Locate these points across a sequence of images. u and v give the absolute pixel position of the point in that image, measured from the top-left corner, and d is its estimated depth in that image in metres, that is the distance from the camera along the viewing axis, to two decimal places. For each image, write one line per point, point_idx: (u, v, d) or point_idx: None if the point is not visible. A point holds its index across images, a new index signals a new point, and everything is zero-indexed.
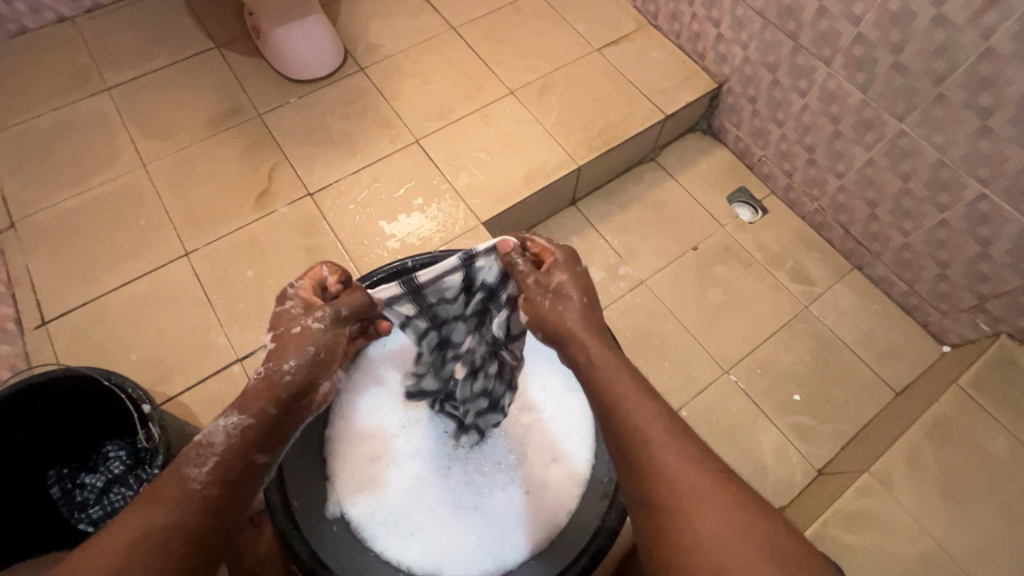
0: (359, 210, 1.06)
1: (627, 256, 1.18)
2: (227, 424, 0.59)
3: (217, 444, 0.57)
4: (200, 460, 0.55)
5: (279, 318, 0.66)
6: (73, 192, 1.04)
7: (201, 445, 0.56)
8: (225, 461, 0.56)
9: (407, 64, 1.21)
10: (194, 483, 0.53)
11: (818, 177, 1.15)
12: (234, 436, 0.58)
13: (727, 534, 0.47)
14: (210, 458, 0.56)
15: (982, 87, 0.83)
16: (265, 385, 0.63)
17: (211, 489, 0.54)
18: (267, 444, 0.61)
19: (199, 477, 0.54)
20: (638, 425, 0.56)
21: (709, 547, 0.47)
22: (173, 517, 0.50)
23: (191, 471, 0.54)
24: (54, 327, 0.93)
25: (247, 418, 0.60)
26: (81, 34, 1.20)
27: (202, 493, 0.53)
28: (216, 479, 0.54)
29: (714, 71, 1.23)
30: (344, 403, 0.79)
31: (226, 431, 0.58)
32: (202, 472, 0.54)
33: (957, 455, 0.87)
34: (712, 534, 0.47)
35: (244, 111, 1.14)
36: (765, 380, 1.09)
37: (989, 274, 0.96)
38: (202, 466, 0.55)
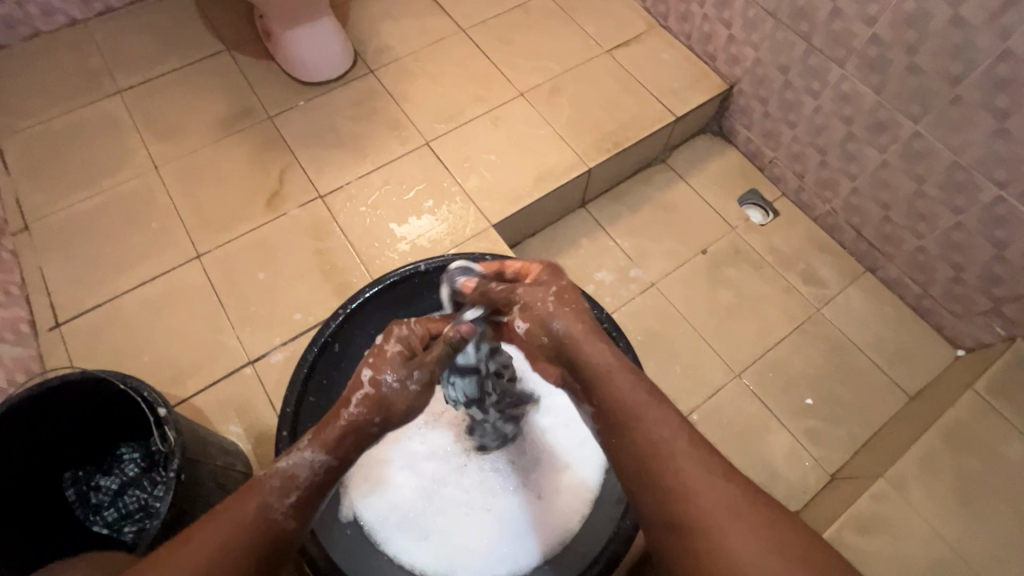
0: (370, 212, 1.06)
1: (637, 258, 1.18)
2: (313, 458, 0.55)
3: (303, 478, 0.54)
4: (286, 493, 0.53)
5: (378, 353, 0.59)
6: (86, 194, 1.05)
7: (286, 477, 0.54)
8: (307, 498, 0.54)
9: (417, 65, 1.21)
10: (276, 514, 0.52)
11: (831, 179, 1.14)
12: (318, 473, 0.55)
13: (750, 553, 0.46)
14: (294, 491, 0.54)
15: (999, 88, 0.82)
16: (349, 428, 0.57)
17: (289, 521, 0.53)
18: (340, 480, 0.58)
19: (282, 508, 0.53)
20: (654, 439, 0.53)
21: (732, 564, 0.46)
22: (247, 546, 0.50)
23: (275, 502, 0.53)
24: (68, 329, 0.94)
25: (332, 457, 0.56)
26: (93, 37, 1.20)
27: (280, 526, 0.52)
28: (295, 513, 0.53)
29: (725, 73, 1.22)
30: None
31: (311, 466, 0.55)
32: (286, 503, 0.53)
33: (973, 459, 0.86)
34: (735, 549, 0.47)
35: (255, 113, 1.14)
36: (777, 383, 1.08)
37: (1005, 277, 0.95)
38: (286, 497, 0.53)
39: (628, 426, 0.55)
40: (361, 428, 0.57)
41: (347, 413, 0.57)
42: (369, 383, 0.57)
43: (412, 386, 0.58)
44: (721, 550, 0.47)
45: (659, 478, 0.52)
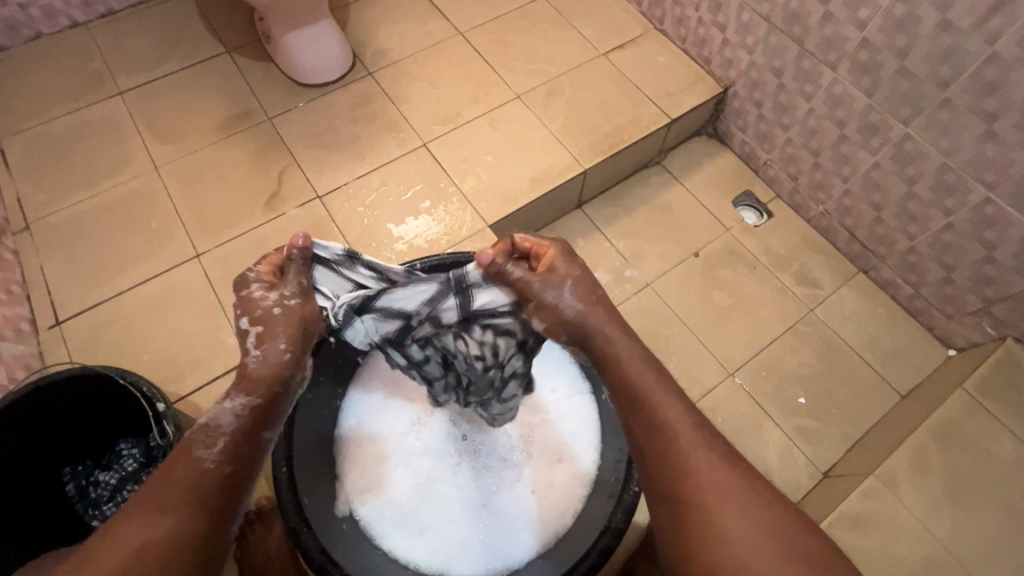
0: (367, 212, 1.07)
1: (632, 258, 1.19)
2: (234, 405, 0.57)
3: (225, 425, 0.55)
4: (210, 441, 0.54)
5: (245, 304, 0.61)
6: (87, 194, 1.06)
7: (207, 427, 0.54)
8: (236, 440, 0.55)
9: (415, 68, 1.23)
10: (207, 462, 0.52)
11: (824, 180, 1.15)
12: (243, 416, 0.57)
13: (750, 531, 0.49)
14: (221, 438, 0.54)
15: (987, 91, 0.84)
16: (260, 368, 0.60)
17: (225, 466, 0.53)
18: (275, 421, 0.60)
19: (210, 456, 0.53)
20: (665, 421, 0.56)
21: (730, 540, 0.49)
22: (184, 498, 0.50)
23: (202, 452, 0.53)
24: (68, 328, 0.95)
25: (252, 397, 0.58)
26: (94, 39, 1.22)
27: (216, 471, 0.52)
28: (229, 455, 0.54)
29: (720, 76, 1.23)
30: (352, 404, 0.81)
31: (232, 412, 0.56)
32: (214, 451, 0.53)
33: (963, 458, 0.87)
34: (734, 528, 0.49)
35: (254, 115, 1.15)
36: (770, 382, 1.09)
37: (995, 278, 0.96)
38: (213, 445, 0.54)
39: (638, 413, 0.58)
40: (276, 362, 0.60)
41: (252, 357, 0.60)
42: (255, 326, 0.61)
43: (291, 303, 0.62)
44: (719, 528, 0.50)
45: (666, 458, 0.54)
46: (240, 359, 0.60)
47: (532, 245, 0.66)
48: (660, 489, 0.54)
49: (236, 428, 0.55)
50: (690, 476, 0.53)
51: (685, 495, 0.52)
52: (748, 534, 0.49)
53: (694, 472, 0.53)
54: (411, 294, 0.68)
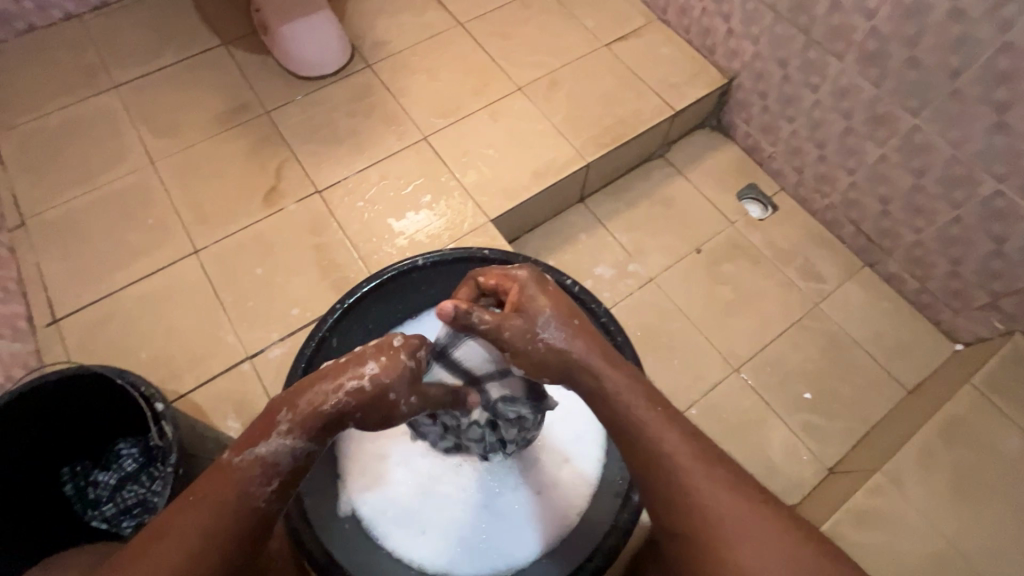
0: (367, 207, 1.06)
1: (635, 253, 1.18)
2: (294, 445, 0.54)
3: (283, 465, 0.53)
4: (268, 481, 0.52)
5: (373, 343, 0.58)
6: (83, 190, 1.04)
7: (266, 464, 0.52)
8: (290, 483, 0.54)
9: (415, 60, 1.21)
10: (258, 502, 0.52)
11: (830, 173, 1.13)
12: (300, 458, 0.54)
13: (759, 559, 0.47)
14: (275, 477, 0.53)
15: (998, 82, 0.82)
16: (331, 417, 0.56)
17: (272, 505, 0.52)
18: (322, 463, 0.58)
19: (264, 495, 0.52)
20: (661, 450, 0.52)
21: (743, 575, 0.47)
22: (230, 534, 0.50)
23: (258, 491, 0.52)
24: (66, 325, 0.94)
25: (311, 444, 0.55)
26: (88, 32, 1.19)
27: (261, 512, 0.52)
28: (278, 499, 0.53)
29: (724, 67, 1.21)
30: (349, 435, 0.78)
31: (290, 453, 0.54)
32: (268, 490, 0.52)
33: (971, 454, 0.86)
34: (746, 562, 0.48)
35: (252, 108, 1.13)
36: (775, 377, 1.08)
37: (1003, 272, 0.95)
38: (268, 485, 0.52)
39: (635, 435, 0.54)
40: (344, 413, 0.56)
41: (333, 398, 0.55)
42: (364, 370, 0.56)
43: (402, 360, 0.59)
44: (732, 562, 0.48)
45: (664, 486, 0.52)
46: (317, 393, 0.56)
47: (498, 279, 0.65)
48: (670, 524, 0.52)
49: (293, 472, 0.54)
50: (694, 509, 0.50)
51: (691, 529, 0.50)
52: (765, 570, 0.47)
53: (698, 505, 0.50)
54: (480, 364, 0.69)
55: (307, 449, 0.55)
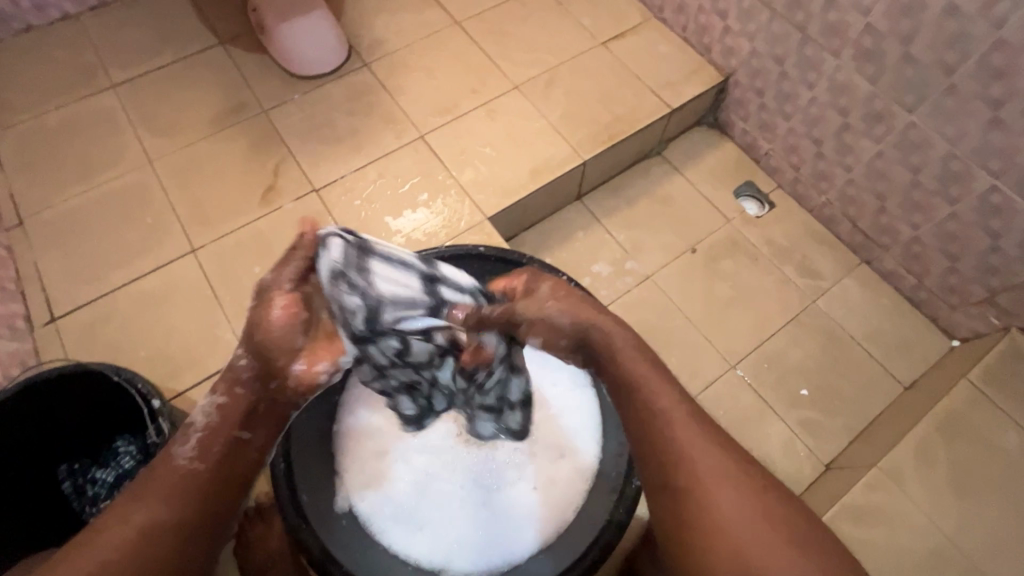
0: (365, 205, 1.06)
1: (633, 250, 1.18)
2: (207, 404, 0.61)
3: (198, 422, 0.61)
4: (185, 439, 0.59)
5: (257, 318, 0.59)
6: (81, 189, 1.05)
7: (184, 427, 0.60)
8: (210, 437, 0.60)
9: (412, 59, 1.21)
10: (180, 460, 0.58)
11: (827, 170, 1.14)
12: (213, 415, 0.61)
13: (746, 522, 0.50)
14: (193, 435, 0.60)
15: (994, 77, 0.82)
16: (228, 377, 0.62)
17: (196, 462, 0.58)
18: (252, 422, 0.62)
19: (184, 454, 0.58)
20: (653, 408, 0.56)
21: (727, 525, 0.50)
22: (164, 495, 0.55)
23: (179, 450, 0.59)
24: (64, 324, 0.94)
25: (219, 398, 0.61)
26: (85, 31, 1.20)
27: (187, 468, 0.58)
28: (203, 454, 0.59)
29: (721, 64, 1.21)
30: (355, 392, 0.80)
31: (204, 412, 0.61)
32: (189, 449, 0.59)
33: (969, 449, 0.86)
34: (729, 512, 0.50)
35: (249, 107, 1.14)
36: (772, 374, 1.08)
37: (1000, 267, 0.95)
38: (187, 444, 0.59)
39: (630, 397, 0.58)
40: (240, 373, 0.61)
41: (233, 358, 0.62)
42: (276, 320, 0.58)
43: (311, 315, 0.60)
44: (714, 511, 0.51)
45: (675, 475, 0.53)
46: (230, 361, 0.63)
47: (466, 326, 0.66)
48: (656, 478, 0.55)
49: (207, 426, 0.60)
50: (680, 462, 0.53)
51: (699, 521, 0.51)
52: (744, 520, 0.50)
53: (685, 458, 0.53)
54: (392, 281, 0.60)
55: (219, 405, 0.61)
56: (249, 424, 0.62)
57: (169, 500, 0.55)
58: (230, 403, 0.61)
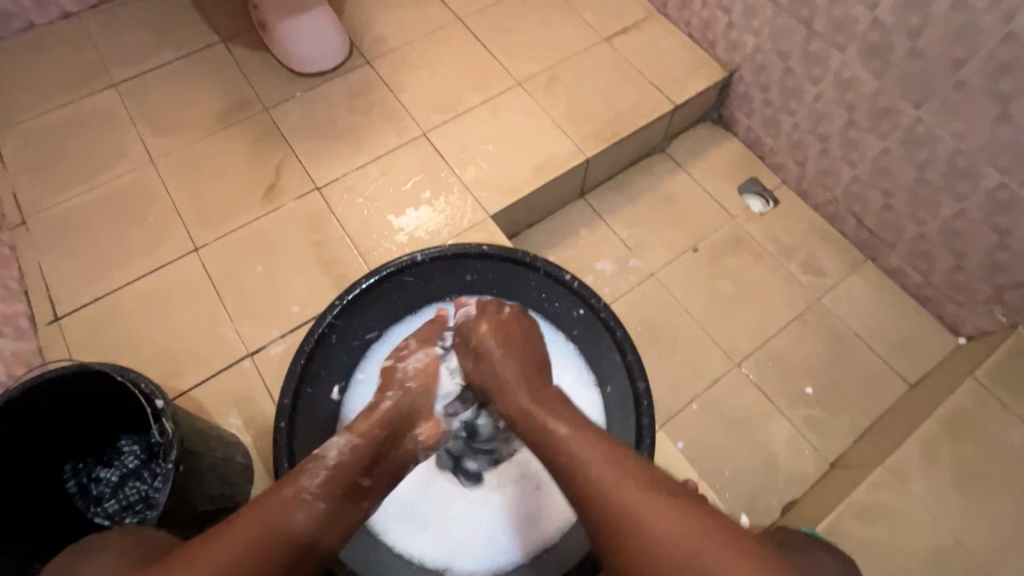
0: (367, 203, 1.05)
1: (636, 248, 1.17)
2: (341, 441, 0.61)
3: (330, 458, 0.58)
4: (314, 472, 0.56)
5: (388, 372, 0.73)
6: (84, 188, 1.05)
7: (315, 458, 0.58)
8: (336, 477, 0.57)
9: (414, 56, 1.20)
10: (309, 493, 0.54)
11: (832, 167, 1.13)
12: (346, 453, 0.60)
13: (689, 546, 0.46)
14: (322, 471, 0.57)
15: (1002, 72, 0.81)
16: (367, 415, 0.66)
17: (320, 501, 0.55)
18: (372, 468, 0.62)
19: (312, 486, 0.55)
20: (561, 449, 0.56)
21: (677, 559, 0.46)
22: (281, 530, 0.50)
23: (306, 482, 0.55)
24: (67, 323, 0.94)
25: (354, 438, 0.62)
26: (87, 29, 1.19)
27: (315, 503, 0.54)
28: (328, 488, 0.56)
29: (725, 60, 1.20)
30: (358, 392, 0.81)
31: (338, 448, 0.60)
32: (316, 481, 0.56)
33: (976, 448, 0.86)
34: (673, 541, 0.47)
35: (251, 105, 1.13)
36: (777, 372, 1.08)
37: (1007, 264, 0.94)
38: (315, 476, 0.56)
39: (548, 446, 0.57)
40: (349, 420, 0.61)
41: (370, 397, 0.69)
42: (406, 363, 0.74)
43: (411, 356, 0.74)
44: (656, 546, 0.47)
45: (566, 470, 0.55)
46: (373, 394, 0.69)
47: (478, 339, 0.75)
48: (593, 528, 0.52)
49: (338, 465, 0.58)
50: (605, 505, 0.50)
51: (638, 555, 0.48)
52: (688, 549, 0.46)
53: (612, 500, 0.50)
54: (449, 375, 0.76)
55: (351, 445, 0.61)
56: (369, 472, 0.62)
57: (279, 530, 0.51)
58: (360, 449, 0.61)
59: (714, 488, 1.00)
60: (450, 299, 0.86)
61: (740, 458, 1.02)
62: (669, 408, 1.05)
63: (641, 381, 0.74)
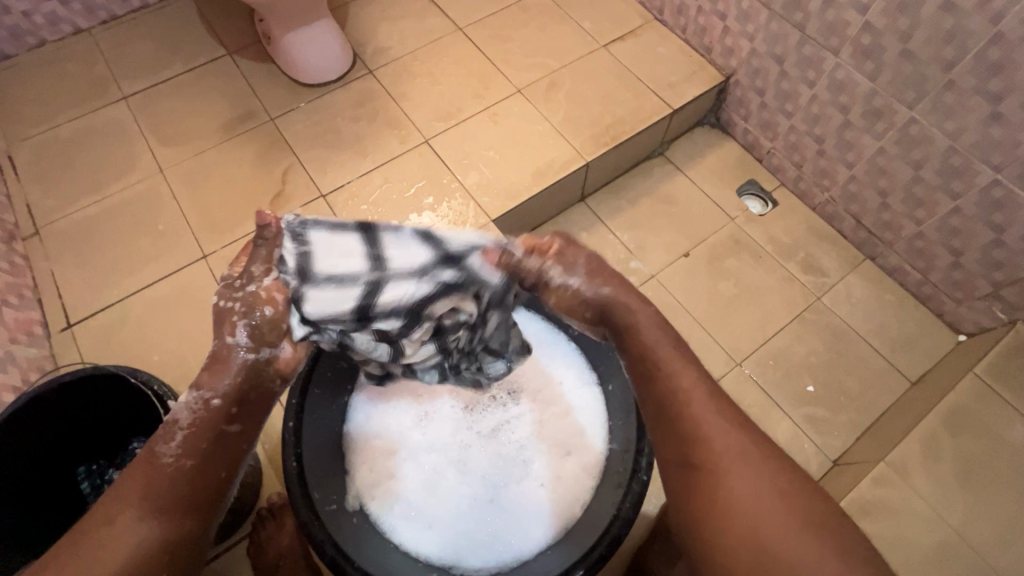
0: (371, 210, 1.07)
1: (637, 250, 1.19)
2: (189, 399, 0.59)
3: (183, 419, 0.58)
4: (169, 437, 0.57)
5: (224, 315, 0.61)
6: (95, 198, 1.07)
7: (168, 424, 0.58)
8: (195, 434, 0.58)
9: (415, 65, 1.23)
10: (166, 457, 0.56)
11: (829, 167, 1.14)
12: (198, 412, 0.59)
13: (763, 513, 0.50)
14: (178, 433, 0.57)
15: (992, 72, 0.83)
16: (213, 360, 0.60)
17: (183, 461, 0.56)
18: (241, 414, 0.61)
19: (169, 452, 0.56)
20: (669, 391, 0.58)
21: (737, 503, 0.51)
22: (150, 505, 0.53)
23: (162, 448, 0.56)
24: (80, 330, 0.96)
25: (205, 393, 0.59)
26: (97, 44, 1.23)
27: (173, 466, 0.56)
28: (186, 453, 0.57)
29: (721, 64, 1.22)
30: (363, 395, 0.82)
31: (188, 407, 0.59)
32: (173, 446, 0.57)
33: (977, 443, 0.86)
34: (741, 494, 0.51)
35: (257, 115, 1.16)
36: (778, 371, 1.09)
37: (1003, 261, 0.95)
38: (171, 441, 0.57)
39: (653, 378, 0.60)
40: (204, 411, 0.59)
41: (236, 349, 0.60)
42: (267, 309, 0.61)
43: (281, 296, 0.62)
44: (726, 490, 0.52)
45: (696, 459, 0.55)
46: (221, 344, 0.61)
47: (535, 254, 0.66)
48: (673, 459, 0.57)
49: (192, 423, 0.58)
50: (695, 441, 0.55)
51: (708, 497, 0.53)
52: (756, 498, 0.51)
53: (700, 440, 0.55)
54: (332, 301, 0.62)
55: (207, 402, 0.59)
56: (237, 416, 0.60)
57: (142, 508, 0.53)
58: (218, 406, 0.59)
59: None
60: None
61: None
62: None
63: None
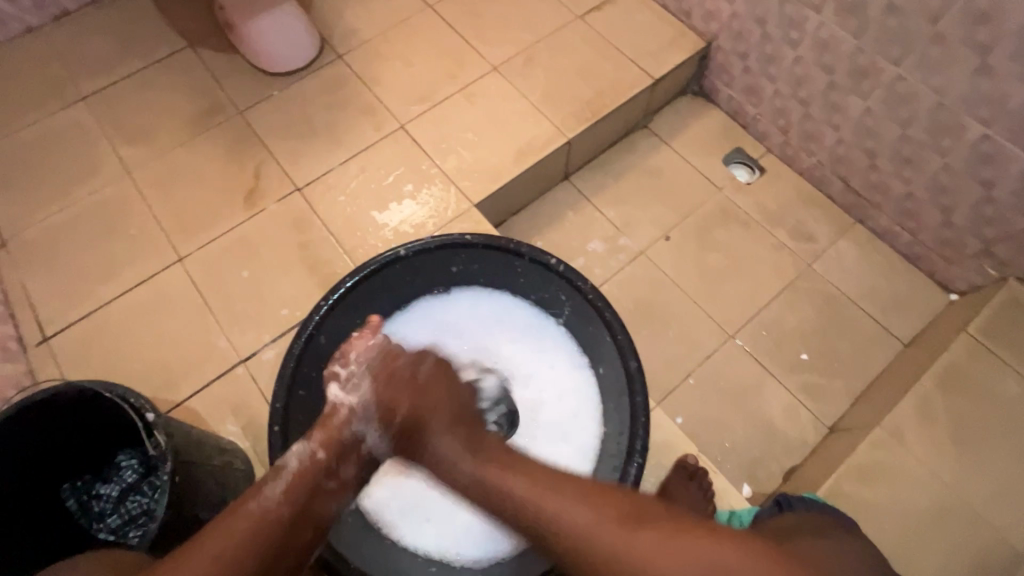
0: (349, 201, 1.04)
1: (625, 227, 1.17)
2: (300, 449, 0.59)
3: (291, 466, 0.57)
4: (276, 480, 0.55)
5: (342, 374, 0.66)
6: (61, 205, 1.03)
7: (278, 468, 0.57)
8: (298, 483, 0.56)
9: (385, 47, 1.18)
10: (269, 505, 0.53)
11: (815, 131, 1.12)
12: (305, 463, 0.58)
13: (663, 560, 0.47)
14: (285, 478, 0.56)
15: (979, 22, 0.80)
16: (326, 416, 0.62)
17: (284, 509, 0.54)
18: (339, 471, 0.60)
19: (274, 497, 0.54)
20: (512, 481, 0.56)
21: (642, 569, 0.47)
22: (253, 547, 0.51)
23: (268, 491, 0.54)
24: (57, 343, 0.93)
25: (316, 443, 0.60)
26: (50, 42, 1.17)
27: (275, 513, 0.53)
28: (288, 498, 0.55)
29: (701, 30, 1.19)
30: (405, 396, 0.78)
31: (299, 456, 0.58)
32: (278, 491, 0.55)
33: (971, 401, 0.86)
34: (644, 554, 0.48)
35: (225, 109, 1.11)
36: (771, 341, 1.08)
37: (994, 217, 0.94)
38: (277, 485, 0.55)
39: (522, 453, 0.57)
40: (309, 466, 0.58)
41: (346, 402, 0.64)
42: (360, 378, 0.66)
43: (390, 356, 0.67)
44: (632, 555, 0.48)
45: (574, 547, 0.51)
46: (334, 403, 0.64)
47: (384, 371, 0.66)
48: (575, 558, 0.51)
49: (299, 472, 0.57)
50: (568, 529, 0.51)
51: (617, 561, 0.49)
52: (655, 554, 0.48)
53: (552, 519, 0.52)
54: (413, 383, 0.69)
55: (315, 454, 0.59)
56: (335, 474, 0.60)
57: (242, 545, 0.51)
58: (322, 460, 0.59)
59: (715, 460, 1.01)
60: (436, 292, 0.84)
61: (738, 428, 1.03)
62: (666, 383, 1.05)
63: (632, 358, 0.74)
